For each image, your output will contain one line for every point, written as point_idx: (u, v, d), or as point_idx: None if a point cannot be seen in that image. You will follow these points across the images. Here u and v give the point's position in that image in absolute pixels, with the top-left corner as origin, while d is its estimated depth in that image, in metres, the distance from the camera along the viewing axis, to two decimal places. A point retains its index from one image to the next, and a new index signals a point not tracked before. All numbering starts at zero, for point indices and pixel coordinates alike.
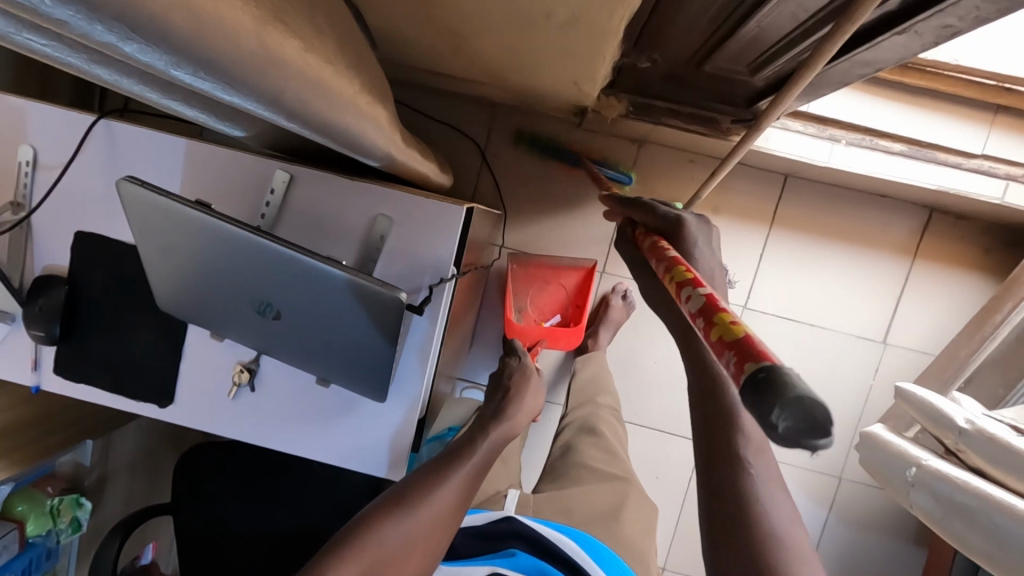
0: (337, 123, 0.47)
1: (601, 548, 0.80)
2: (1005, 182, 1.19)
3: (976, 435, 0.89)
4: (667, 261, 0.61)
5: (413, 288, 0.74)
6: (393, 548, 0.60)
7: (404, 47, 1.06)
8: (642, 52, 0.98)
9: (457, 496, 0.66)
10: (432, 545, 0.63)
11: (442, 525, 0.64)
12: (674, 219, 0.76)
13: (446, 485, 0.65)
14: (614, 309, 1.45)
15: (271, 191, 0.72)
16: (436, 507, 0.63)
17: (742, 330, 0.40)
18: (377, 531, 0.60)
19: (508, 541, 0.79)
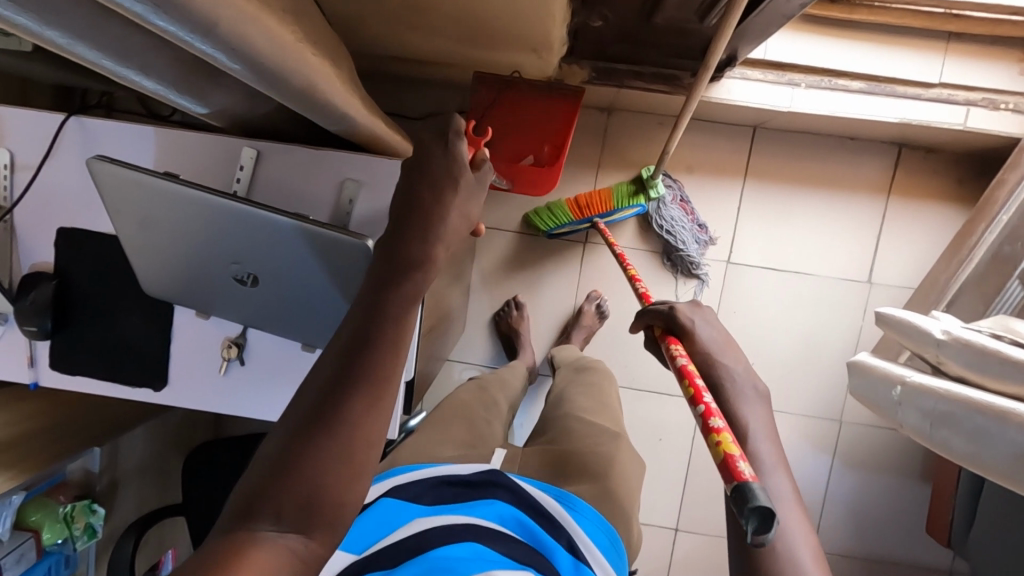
0: (282, 71, 0.50)
1: (601, 527, 0.79)
2: (966, 108, 1.24)
3: (952, 344, 0.91)
4: (682, 362, 0.61)
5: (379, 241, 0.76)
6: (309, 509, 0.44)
7: (365, 33, 1.09)
8: (592, 9, 1.01)
9: (374, 393, 0.49)
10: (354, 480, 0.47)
11: (367, 437, 0.48)
12: (670, 312, 0.69)
13: (356, 380, 0.49)
14: (586, 316, 1.50)
15: (240, 168, 0.75)
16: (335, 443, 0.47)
17: (727, 452, 0.46)
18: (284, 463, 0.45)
19: (495, 493, 0.78)
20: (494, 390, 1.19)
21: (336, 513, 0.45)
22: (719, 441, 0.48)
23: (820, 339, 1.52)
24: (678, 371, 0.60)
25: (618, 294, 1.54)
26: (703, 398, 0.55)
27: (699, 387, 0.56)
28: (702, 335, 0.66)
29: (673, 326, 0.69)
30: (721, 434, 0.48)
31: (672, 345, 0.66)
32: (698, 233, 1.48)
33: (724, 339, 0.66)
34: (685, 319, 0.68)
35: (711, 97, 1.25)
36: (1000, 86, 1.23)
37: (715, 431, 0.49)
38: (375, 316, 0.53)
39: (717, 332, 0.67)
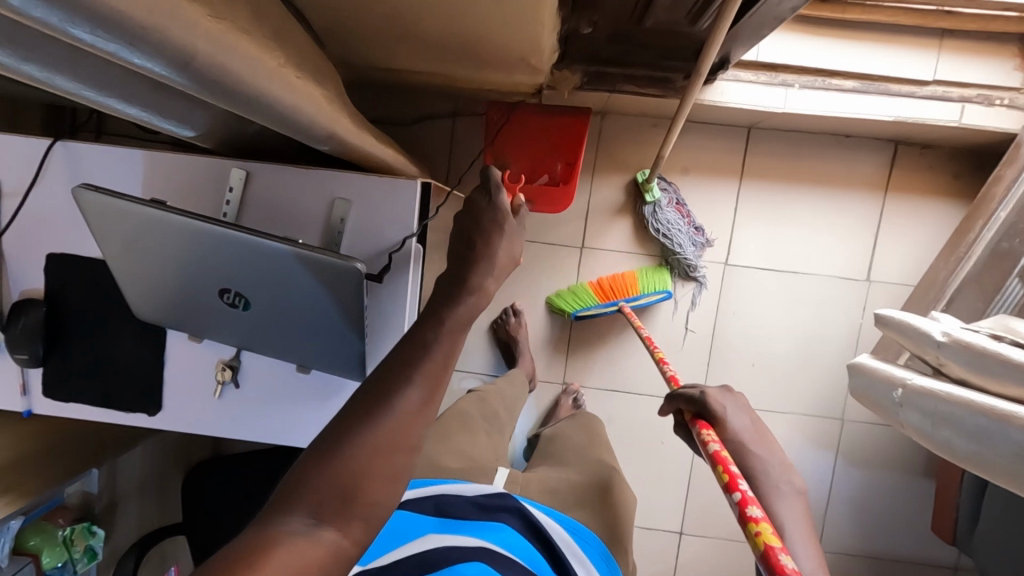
0: (265, 95, 0.49)
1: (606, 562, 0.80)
2: (961, 105, 1.23)
3: (953, 345, 0.91)
4: (714, 445, 0.67)
5: (373, 255, 0.75)
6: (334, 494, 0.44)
7: (354, 44, 1.08)
8: (582, 16, 0.99)
9: (424, 401, 0.50)
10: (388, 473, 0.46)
11: (409, 444, 0.48)
12: (702, 397, 0.76)
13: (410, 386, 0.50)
14: (562, 408, 1.52)
15: (229, 189, 0.74)
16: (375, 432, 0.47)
17: (768, 544, 0.50)
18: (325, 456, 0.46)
19: (502, 516, 0.78)
20: (495, 402, 1.18)
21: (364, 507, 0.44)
22: (759, 533, 0.52)
23: (820, 338, 1.51)
24: (710, 456, 0.65)
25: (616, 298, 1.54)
26: (737, 485, 0.59)
27: (734, 475, 0.61)
28: (735, 424, 0.74)
29: (702, 410, 0.76)
30: (760, 524, 0.53)
31: (702, 425, 0.72)
32: (695, 237, 1.47)
33: (753, 430, 0.74)
34: (715, 405, 0.75)
35: (703, 99, 1.25)
36: (995, 81, 1.22)
37: (754, 519, 0.54)
38: (425, 334, 0.55)
39: (746, 421, 0.74)
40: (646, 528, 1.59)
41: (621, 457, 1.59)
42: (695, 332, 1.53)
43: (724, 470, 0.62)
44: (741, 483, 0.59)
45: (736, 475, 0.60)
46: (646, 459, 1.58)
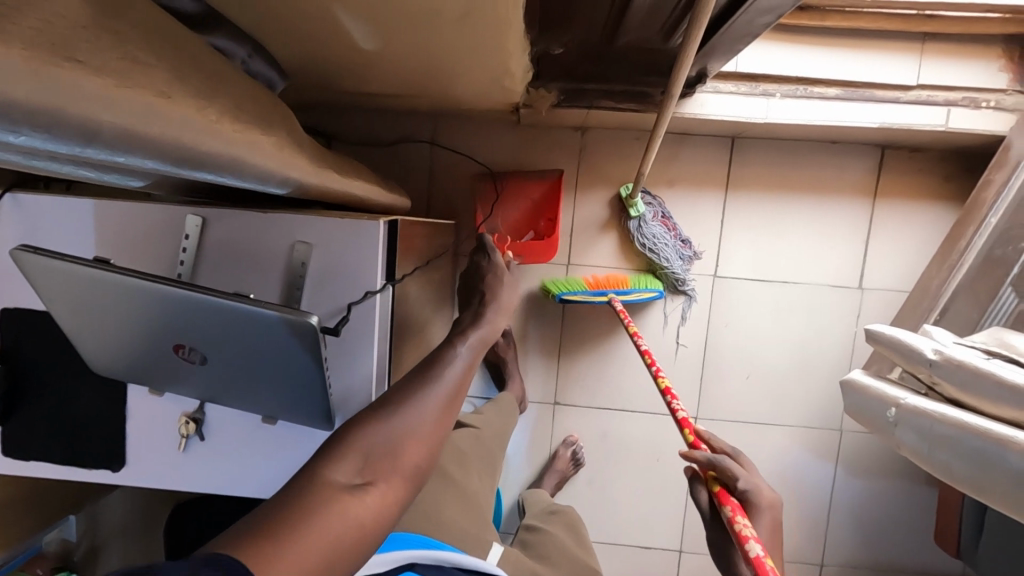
0: (198, 153, 0.47)
1: None
2: (947, 108, 1.21)
3: (945, 364, 0.88)
4: (760, 552, 0.64)
5: (328, 313, 0.73)
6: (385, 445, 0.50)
7: (322, 73, 1.06)
8: (552, 39, 0.96)
9: (454, 392, 0.59)
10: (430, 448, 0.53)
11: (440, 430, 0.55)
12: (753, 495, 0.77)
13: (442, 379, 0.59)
14: (558, 461, 1.50)
15: (185, 237, 0.71)
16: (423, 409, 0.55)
17: None
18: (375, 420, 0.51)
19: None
20: (488, 439, 1.15)
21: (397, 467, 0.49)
22: None
23: (814, 348, 1.48)
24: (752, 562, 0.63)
25: (605, 314, 1.51)
26: None
27: None
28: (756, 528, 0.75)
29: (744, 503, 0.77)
30: None
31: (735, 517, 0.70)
32: (682, 249, 1.45)
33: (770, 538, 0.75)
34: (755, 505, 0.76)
35: (683, 112, 1.23)
36: (980, 83, 1.20)
37: None
38: (444, 352, 0.65)
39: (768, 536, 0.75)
40: (646, 547, 1.56)
41: (618, 475, 1.56)
42: (687, 346, 1.51)
43: None
44: None
45: None
46: (642, 477, 1.55)
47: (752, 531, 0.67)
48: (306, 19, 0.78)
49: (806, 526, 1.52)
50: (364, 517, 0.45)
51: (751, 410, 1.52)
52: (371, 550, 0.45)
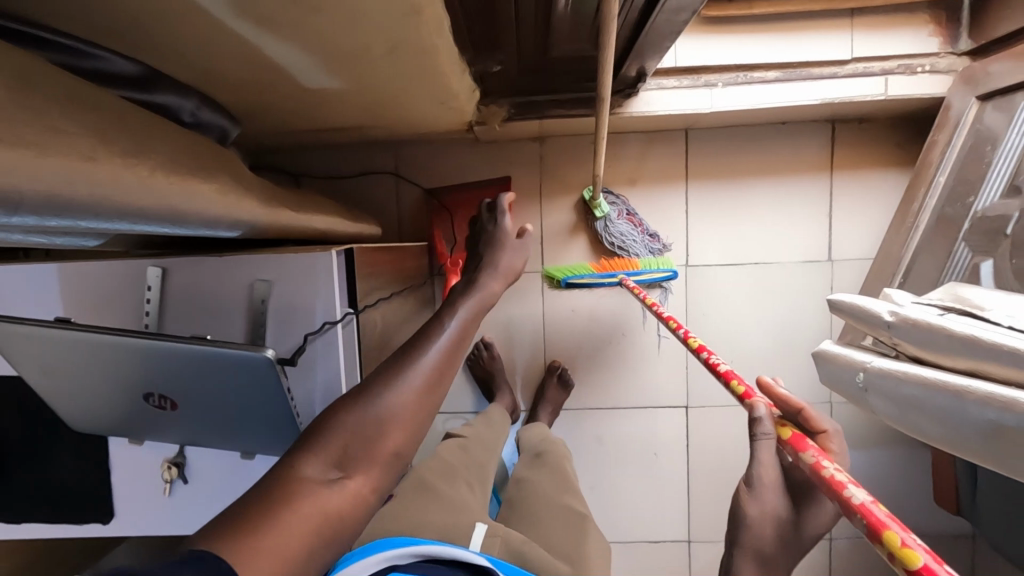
0: (133, 205, 0.50)
1: None
2: (884, 77, 1.25)
3: (902, 325, 0.90)
4: (870, 500, 0.54)
5: (288, 348, 0.76)
6: (367, 430, 0.53)
7: (275, 116, 1.09)
8: (487, 58, 1.01)
9: (437, 370, 0.61)
10: (413, 426, 0.56)
11: (421, 407, 0.57)
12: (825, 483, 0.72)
13: (425, 358, 0.61)
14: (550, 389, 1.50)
15: (148, 288, 0.75)
16: (407, 387, 0.57)
17: None
18: (352, 407, 0.54)
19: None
20: (476, 450, 1.16)
21: (372, 452, 0.52)
22: None
23: (793, 325, 1.51)
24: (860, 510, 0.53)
25: (584, 316, 1.54)
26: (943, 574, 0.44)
27: (927, 551, 0.47)
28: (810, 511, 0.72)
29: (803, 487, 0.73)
30: None
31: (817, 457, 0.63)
32: (651, 243, 1.47)
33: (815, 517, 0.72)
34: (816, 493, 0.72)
35: (631, 112, 1.27)
36: (913, 50, 1.24)
37: None
38: (431, 325, 0.67)
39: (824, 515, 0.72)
40: (653, 541, 1.57)
41: (618, 473, 1.57)
42: (669, 338, 1.53)
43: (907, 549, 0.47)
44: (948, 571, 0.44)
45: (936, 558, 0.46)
46: (642, 473, 1.56)
47: (848, 478, 0.58)
48: (246, 67, 0.82)
49: None
50: (335, 507, 0.48)
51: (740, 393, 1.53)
52: (352, 533, 0.49)
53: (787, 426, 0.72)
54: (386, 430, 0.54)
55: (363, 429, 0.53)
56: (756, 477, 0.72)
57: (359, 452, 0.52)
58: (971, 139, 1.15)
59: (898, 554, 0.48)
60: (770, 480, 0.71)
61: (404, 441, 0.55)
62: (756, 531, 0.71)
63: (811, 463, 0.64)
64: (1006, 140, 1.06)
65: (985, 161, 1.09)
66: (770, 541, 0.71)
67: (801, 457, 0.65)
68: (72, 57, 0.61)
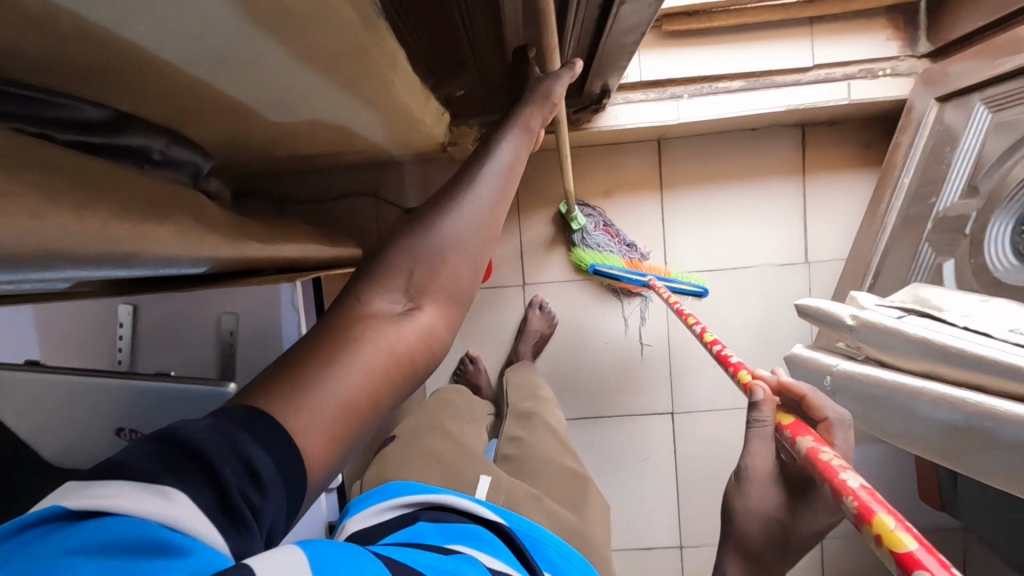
0: (91, 253, 0.52)
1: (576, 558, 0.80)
2: (846, 82, 1.28)
3: (863, 329, 0.91)
4: (866, 489, 0.59)
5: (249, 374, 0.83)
6: (433, 254, 0.55)
7: (249, 147, 1.13)
8: (450, 84, 1.03)
9: (491, 197, 0.62)
10: (475, 258, 0.58)
11: (481, 240, 0.59)
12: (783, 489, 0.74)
13: (479, 185, 0.62)
14: (532, 321, 1.51)
15: (120, 325, 0.82)
16: (468, 213, 0.59)
17: None
18: (414, 236, 0.56)
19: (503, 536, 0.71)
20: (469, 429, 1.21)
21: (437, 288, 0.55)
22: None
23: (773, 328, 1.52)
24: (853, 495, 0.58)
25: (566, 327, 1.56)
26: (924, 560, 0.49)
27: (915, 535, 0.52)
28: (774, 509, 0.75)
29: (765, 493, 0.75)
30: None
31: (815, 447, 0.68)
32: (628, 252, 1.50)
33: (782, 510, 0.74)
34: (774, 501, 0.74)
35: (600, 126, 1.29)
36: (873, 55, 1.26)
37: None
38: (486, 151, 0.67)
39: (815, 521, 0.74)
40: (647, 548, 1.58)
41: (607, 481, 1.58)
42: (651, 345, 1.55)
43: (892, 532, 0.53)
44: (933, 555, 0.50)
45: (924, 544, 0.51)
46: (631, 479, 1.58)
47: (842, 463, 0.64)
48: (211, 106, 0.85)
49: None
50: (400, 343, 0.50)
51: (724, 396, 1.55)
52: (424, 361, 0.53)
53: (787, 415, 0.77)
54: (450, 254, 0.56)
55: (426, 255, 0.55)
56: (747, 468, 0.76)
57: (423, 280, 0.55)
58: (932, 140, 1.16)
59: (885, 537, 0.53)
60: (761, 472, 0.75)
61: (466, 270, 0.57)
62: (744, 526, 0.75)
63: (808, 449, 0.69)
64: (963, 140, 1.07)
65: (944, 161, 1.11)
66: (756, 538, 0.74)
67: (796, 443, 0.71)
68: (38, 107, 0.62)
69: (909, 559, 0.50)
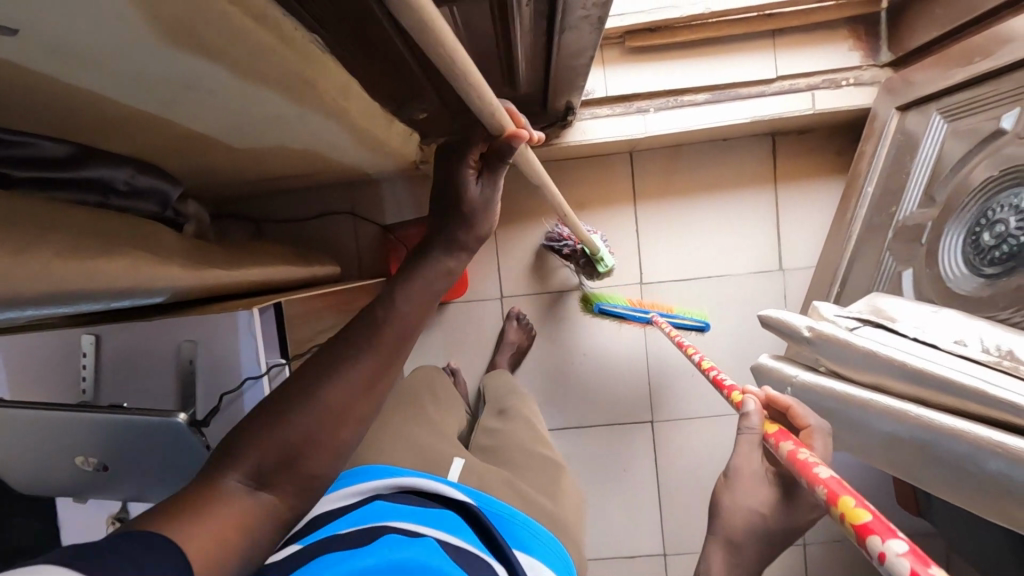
0: (40, 291, 0.55)
1: (556, 552, 0.78)
2: (810, 92, 1.29)
3: (820, 341, 0.92)
4: (834, 478, 0.58)
5: (209, 405, 0.80)
6: (295, 434, 0.54)
7: (217, 173, 1.14)
8: (410, 107, 1.05)
9: (377, 367, 0.59)
10: (342, 439, 0.57)
11: (355, 410, 0.58)
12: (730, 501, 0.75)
13: (365, 352, 0.59)
14: (509, 333, 1.53)
15: (82, 355, 0.79)
16: (344, 384, 0.57)
17: None
18: (282, 412, 0.55)
19: (455, 509, 0.75)
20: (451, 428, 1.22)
21: (301, 468, 0.54)
22: None
23: (749, 335, 1.53)
24: (823, 483, 0.58)
25: (544, 338, 1.57)
26: (888, 536, 0.47)
27: (878, 514, 0.51)
28: None
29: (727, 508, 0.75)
30: None
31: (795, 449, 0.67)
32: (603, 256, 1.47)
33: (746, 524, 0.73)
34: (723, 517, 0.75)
35: (569, 141, 1.31)
36: (836, 65, 1.27)
37: None
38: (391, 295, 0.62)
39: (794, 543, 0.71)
40: (630, 557, 1.59)
41: (589, 490, 1.59)
42: (629, 354, 1.56)
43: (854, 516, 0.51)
44: (894, 534, 0.48)
45: (887, 524, 0.49)
46: (612, 487, 1.59)
47: (817, 461, 0.63)
48: (172, 138, 0.87)
49: None
50: (245, 517, 0.50)
51: (703, 403, 1.56)
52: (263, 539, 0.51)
53: (773, 424, 0.75)
54: (313, 431, 0.55)
55: (287, 428, 0.54)
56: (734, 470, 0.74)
57: (272, 463, 0.53)
58: (894, 149, 1.17)
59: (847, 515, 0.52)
60: (747, 474, 0.73)
61: (330, 453, 0.56)
62: (726, 520, 0.71)
63: (788, 452, 0.68)
64: (921, 149, 1.08)
65: (904, 170, 1.12)
66: (738, 532, 0.69)
67: (779, 447, 0.69)
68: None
69: (863, 531, 0.49)
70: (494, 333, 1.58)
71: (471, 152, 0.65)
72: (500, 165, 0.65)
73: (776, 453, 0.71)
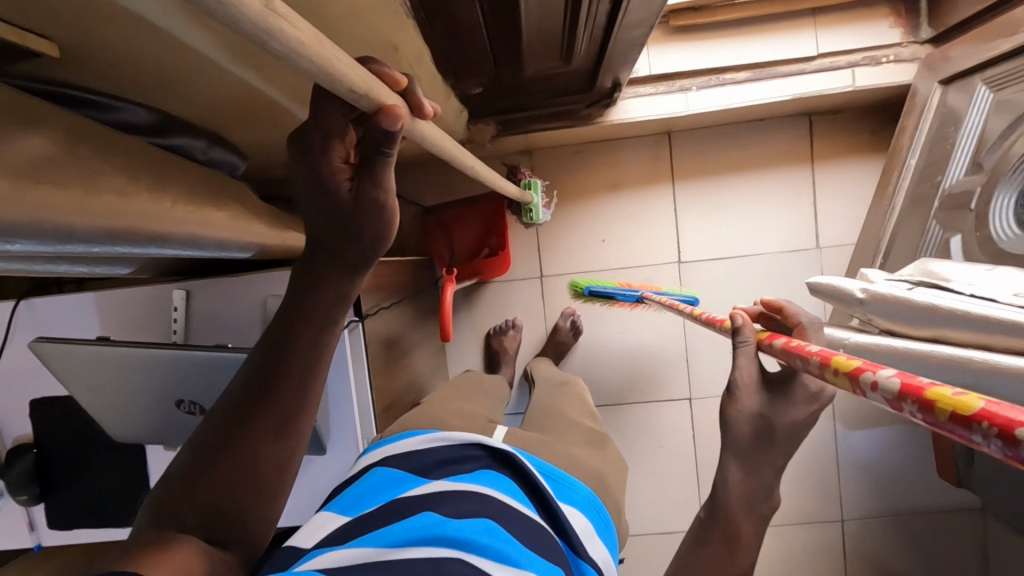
0: (165, 233, 0.59)
1: (596, 509, 0.81)
2: (851, 69, 1.31)
3: (874, 301, 0.94)
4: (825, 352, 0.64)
5: None
6: (222, 498, 0.57)
7: (277, 149, 1.19)
8: (466, 80, 1.08)
9: (286, 424, 0.61)
10: (263, 495, 0.60)
11: (271, 472, 0.60)
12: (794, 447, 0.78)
13: (265, 416, 0.60)
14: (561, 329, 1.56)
15: (174, 308, 0.86)
16: (254, 448, 0.59)
17: (963, 410, 0.44)
18: (196, 483, 0.58)
19: (500, 466, 0.76)
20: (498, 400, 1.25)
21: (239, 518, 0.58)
22: (943, 401, 0.46)
23: None
24: (817, 357, 0.63)
25: (583, 317, 1.60)
26: (880, 371, 0.54)
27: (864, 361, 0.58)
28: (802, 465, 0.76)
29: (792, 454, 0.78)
30: (943, 393, 0.46)
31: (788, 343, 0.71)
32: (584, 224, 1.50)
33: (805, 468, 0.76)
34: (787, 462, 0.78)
35: (612, 119, 1.34)
36: (877, 42, 1.30)
37: (919, 397, 0.48)
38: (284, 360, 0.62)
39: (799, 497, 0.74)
40: (665, 533, 1.61)
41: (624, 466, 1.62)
42: (666, 333, 1.59)
43: (847, 368, 0.58)
44: (876, 371, 0.55)
45: (869, 365, 0.56)
46: (648, 464, 1.61)
47: (809, 344, 0.69)
48: (249, 106, 0.91)
49: (817, 483, 1.57)
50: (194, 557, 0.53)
51: None
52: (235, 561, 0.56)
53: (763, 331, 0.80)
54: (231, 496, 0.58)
55: (207, 495, 0.57)
56: (734, 381, 0.76)
57: (206, 523, 0.56)
58: (936, 122, 1.19)
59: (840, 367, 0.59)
60: (747, 381, 0.75)
61: (262, 508, 0.60)
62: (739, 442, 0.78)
63: (782, 345, 0.73)
64: (966, 121, 1.10)
65: (948, 141, 1.14)
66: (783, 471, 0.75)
67: (774, 343, 0.74)
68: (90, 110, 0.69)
69: (853, 372, 0.57)
70: (534, 311, 1.62)
71: (341, 148, 0.56)
72: (382, 155, 0.55)
73: (771, 351, 0.75)
